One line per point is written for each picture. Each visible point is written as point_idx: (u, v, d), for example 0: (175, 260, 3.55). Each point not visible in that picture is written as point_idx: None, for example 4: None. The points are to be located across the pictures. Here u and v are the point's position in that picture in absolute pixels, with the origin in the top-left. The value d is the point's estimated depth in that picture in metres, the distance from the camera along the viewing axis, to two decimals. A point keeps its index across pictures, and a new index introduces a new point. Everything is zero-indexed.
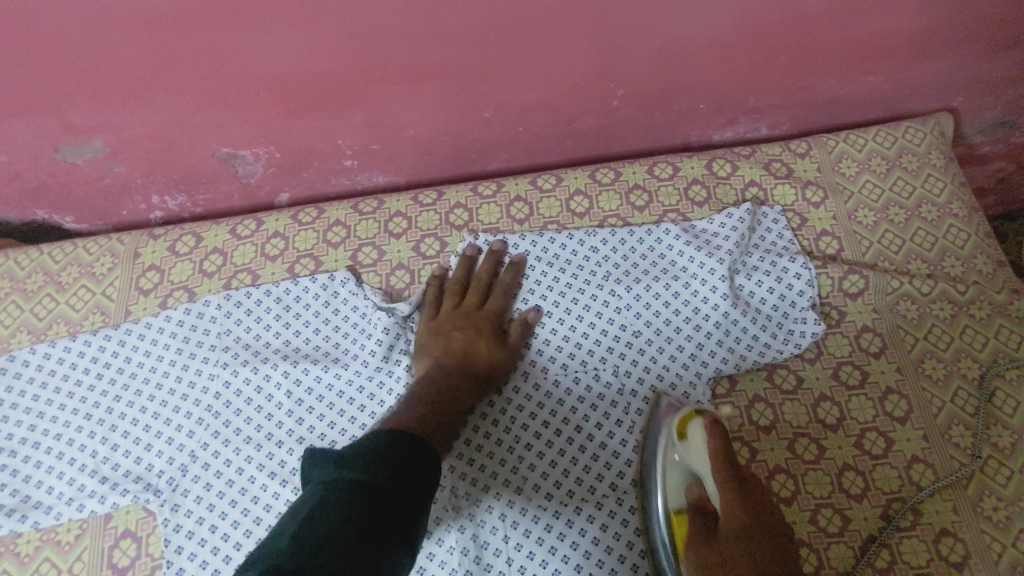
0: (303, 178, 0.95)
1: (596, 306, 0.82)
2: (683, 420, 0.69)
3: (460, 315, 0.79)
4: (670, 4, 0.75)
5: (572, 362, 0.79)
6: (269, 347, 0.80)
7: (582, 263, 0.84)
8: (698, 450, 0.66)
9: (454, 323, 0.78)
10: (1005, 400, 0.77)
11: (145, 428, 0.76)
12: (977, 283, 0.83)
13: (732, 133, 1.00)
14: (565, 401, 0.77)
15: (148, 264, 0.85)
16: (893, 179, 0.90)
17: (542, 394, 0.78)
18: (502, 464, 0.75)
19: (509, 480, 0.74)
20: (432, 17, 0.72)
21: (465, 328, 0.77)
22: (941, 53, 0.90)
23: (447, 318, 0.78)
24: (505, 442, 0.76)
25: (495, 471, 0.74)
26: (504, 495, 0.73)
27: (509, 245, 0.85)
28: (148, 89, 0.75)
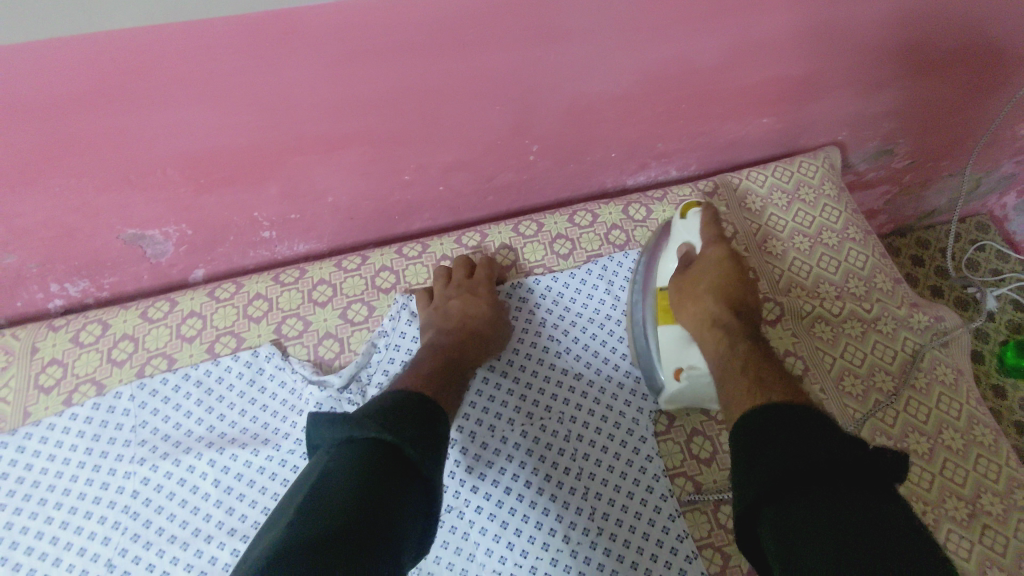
0: (220, 253, 0.91)
1: (536, 354, 0.85)
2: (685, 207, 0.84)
3: (450, 287, 0.83)
4: (576, 65, 0.78)
5: (517, 416, 0.80)
6: (192, 436, 0.75)
7: (517, 314, 0.87)
8: (697, 224, 0.81)
9: (449, 296, 0.81)
10: (919, 408, 0.82)
11: (51, 541, 0.69)
12: (880, 301, 0.89)
13: (645, 176, 1.05)
14: (513, 457, 0.77)
15: (48, 358, 0.78)
16: (795, 211, 0.96)
17: (491, 451, 0.77)
18: (453, 531, 0.73)
19: (462, 547, 0.72)
20: (343, 87, 0.72)
21: (460, 294, 0.81)
22: (824, 95, 0.98)
23: (442, 296, 0.82)
24: (454, 508, 0.74)
25: (447, 539, 0.72)
26: (459, 563, 0.71)
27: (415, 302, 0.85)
28: (41, 173, 0.70)
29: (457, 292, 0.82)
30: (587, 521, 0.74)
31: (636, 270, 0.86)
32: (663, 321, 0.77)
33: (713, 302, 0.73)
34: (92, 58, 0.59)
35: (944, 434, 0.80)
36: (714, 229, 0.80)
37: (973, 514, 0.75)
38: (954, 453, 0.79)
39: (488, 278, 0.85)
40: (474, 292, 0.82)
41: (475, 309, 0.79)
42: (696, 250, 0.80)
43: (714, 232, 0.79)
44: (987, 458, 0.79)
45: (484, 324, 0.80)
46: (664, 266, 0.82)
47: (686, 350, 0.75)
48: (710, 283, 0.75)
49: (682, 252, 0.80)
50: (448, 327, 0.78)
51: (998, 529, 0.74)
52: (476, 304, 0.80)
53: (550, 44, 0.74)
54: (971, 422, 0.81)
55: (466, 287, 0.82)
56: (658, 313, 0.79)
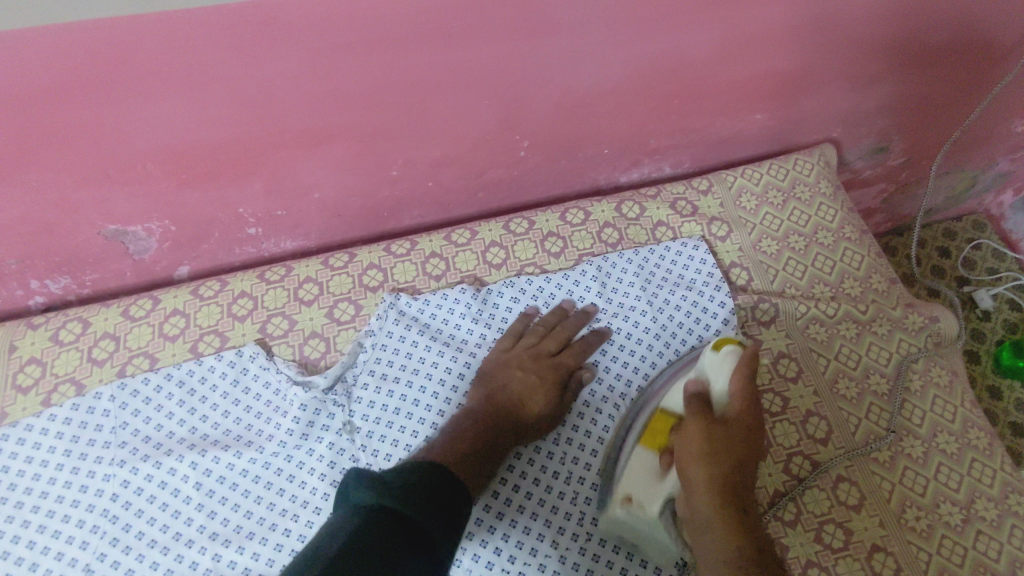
0: (205, 250, 0.90)
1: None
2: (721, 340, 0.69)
3: (530, 356, 0.77)
4: (566, 59, 0.77)
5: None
6: (173, 437, 0.74)
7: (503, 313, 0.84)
8: (722, 369, 0.67)
9: (515, 365, 0.76)
10: (913, 411, 0.81)
11: (28, 545, 0.67)
12: (874, 302, 0.88)
13: (638, 174, 1.04)
14: (501, 461, 0.75)
15: (27, 357, 0.77)
16: (790, 209, 0.94)
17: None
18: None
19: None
20: (327, 80, 0.70)
21: (531, 372, 0.76)
22: (819, 91, 0.96)
23: (508, 360, 0.77)
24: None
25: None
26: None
27: (401, 301, 0.83)
28: (17, 168, 0.69)
29: (523, 365, 0.76)
30: (576, 526, 0.72)
31: (652, 385, 0.76)
32: (647, 447, 0.67)
33: (700, 470, 0.59)
34: (65, 49, 0.58)
35: (939, 438, 0.79)
36: (743, 392, 0.65)
37: (967, 519, 0.74)
38: (948, 457, 0.78)
39: (563, 363, 0.78)
40: (544, 377, 0.76)
41: (534, 394, 0.74)
42: (711, 395, 0.67)
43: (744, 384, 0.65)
44: (982, 462, 0.78)
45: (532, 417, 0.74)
46: (671, 394, 0.70)
47: (655, 484, 0.65)
48: (705, 474, 0.58)
49: (696, 389, 0.67)
50: (497, 402, 0.73)
51: (992, 534, 0.74)
52: (538, 392, 0.75)
53: (539, 37, 0.72)
54: (966, 426, 0.80)
55: (535, 365, 0.77)
56: (647, 433, 0.69)
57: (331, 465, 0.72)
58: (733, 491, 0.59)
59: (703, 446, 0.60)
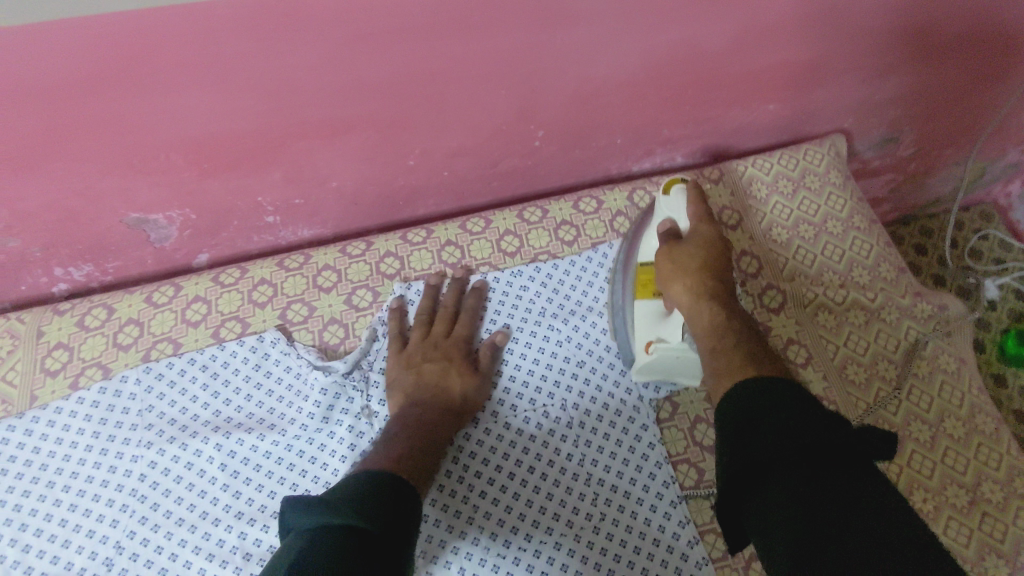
0: (224, 238, 0.91)
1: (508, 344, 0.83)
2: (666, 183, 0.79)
3: (429, 345, 0.79)
4: (582, 50, 0.78)
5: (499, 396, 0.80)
6: (198, 420, 0.75)
7: (506, 298, 0.86)
8: (680, 206, 0.76)
9: (426, 357, 0.78)
10: (920, 396, 0.82)
11: (60, 523, 0.70)
12: (884, 290, 0.89)
13: (650, 163, 1.05)
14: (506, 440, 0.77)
15: (53, 342, 0.78)
16: (800, 199, 0.96)
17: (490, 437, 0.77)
18: (445, 513, 0.73)
19: (458, 527, 0.72)
20: (349, 71, 0.71)
21: (436, 358, 0.78)
22: (831, 81, 0.97)
23: (418, 351, 0.79)
24: (451, 490, 0.74)
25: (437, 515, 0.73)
26: (454, 544, 0.71)
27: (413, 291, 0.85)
28: (45, 156, 0.70)
29: (431, 353, 0.78)
30: (590, 506, 0.74)
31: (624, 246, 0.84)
32: (643, 296, 0.77)
33: (695, 283, 0.71)
34: (96, 40, 0.59)
35: (947, 423, 0.80)
36: (703, 216, 0.75)
37: (974, 502, 0.76)
38: (956, 441, 0.79)
39: (465, 339, 0.80)
40: (450, 357, 0.78)
41: (450, 379, 0.76)
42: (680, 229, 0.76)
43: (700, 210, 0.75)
44: (988, 446, 0.80)
45: (456, 398, 0.76)
46: (647, 243, 0.79)
47: (660, 324, 0.76)
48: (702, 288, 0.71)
49: (665, 228, 0.76)
50: (418, 395, 0.75)
51: (998, 516, 0.75)
52: (451, 374, 0.77)
53: (557, 28, 0.74)
54: (973, 410, 0.82)
55: (444, 350, 0.79)
56: (637, 287, 0.79)
57: (352, 447, 0.74)
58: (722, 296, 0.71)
59: (695, 300, 0.70)
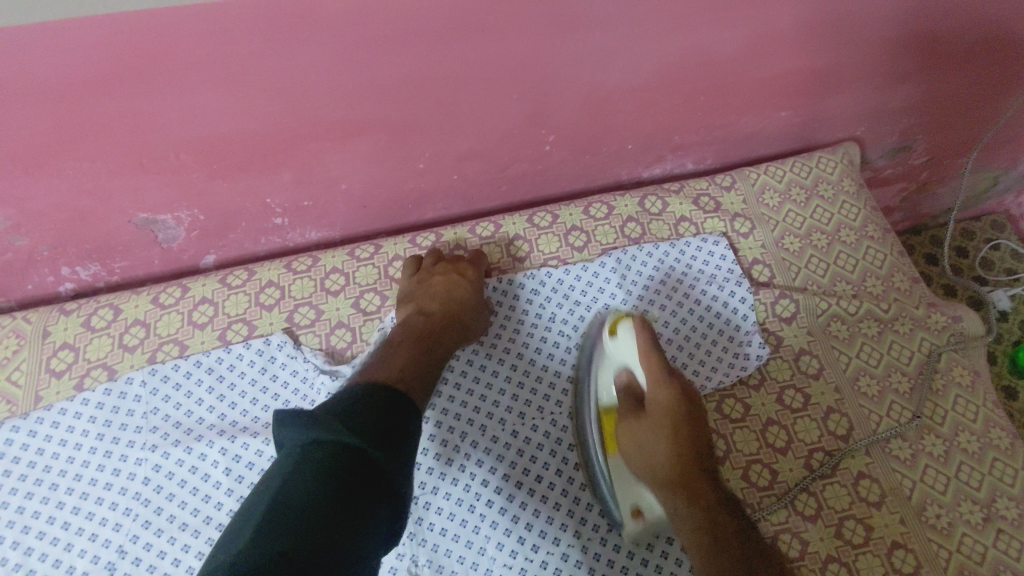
0: (231, 239, 0.91)
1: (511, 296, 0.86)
2: (614, 321, 0.76)
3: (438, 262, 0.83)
4: (595, 55, 0.77)
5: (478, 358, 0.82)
6: (203, 424, 0.75)
7: (515, 303, 0.86)
8: (630, 345, 0.74)
9: (435, 270, 0.81)
10: (933, 410, 0.81)
11: (62, 525, 0.69)
12: (897, 300, 0.88)
13: (661, 169, 1.04)
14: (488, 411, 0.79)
15: (59, 342, 0.78)
16: (813, 207, 0.94)
17: (474, 413, 0.79)
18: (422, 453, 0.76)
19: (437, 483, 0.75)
20: (360, 74, 0.71)
21: (447, 272, 0.81)
22: (846, 89, 0.96)
23: (427, 269, 0.83)
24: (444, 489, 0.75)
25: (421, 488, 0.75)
26: (451, 528, 0.73)
27: None
28: (53, 156, 0.70)
29: (442, 268, 0.82)
30: (596, 517, 0.74)
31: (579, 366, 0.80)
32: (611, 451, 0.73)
33: (660, 448, 0.69)
34: (106, 40, 0.58)
35: (960, 437, 0.79)
36: (653, 353, 0.71)
37: (987, 518, 0.74)
38: (969, 456, 0.78)
39: (474, 266, 0.84)
40: (458, 273, 0.82)
41: (460, 287, 0.80)
42: (638, 379, 0.74)
43: (654, 361, 0.71)
44: (1002, 461, 0.78)
45: (464, 311, 0.79)
46: (605, 390, 0.76)
47: (633, 483, 0.71)
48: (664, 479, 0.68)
49: (624, 380, 0.75)
50: (427, 304, 0.78)
51: (1012, 533, 0.74)
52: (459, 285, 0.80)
53: (571, 33, 0.73)
54: (987, 425, 0.80)
55: (454, 266, 0.83)
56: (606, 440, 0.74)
57: None
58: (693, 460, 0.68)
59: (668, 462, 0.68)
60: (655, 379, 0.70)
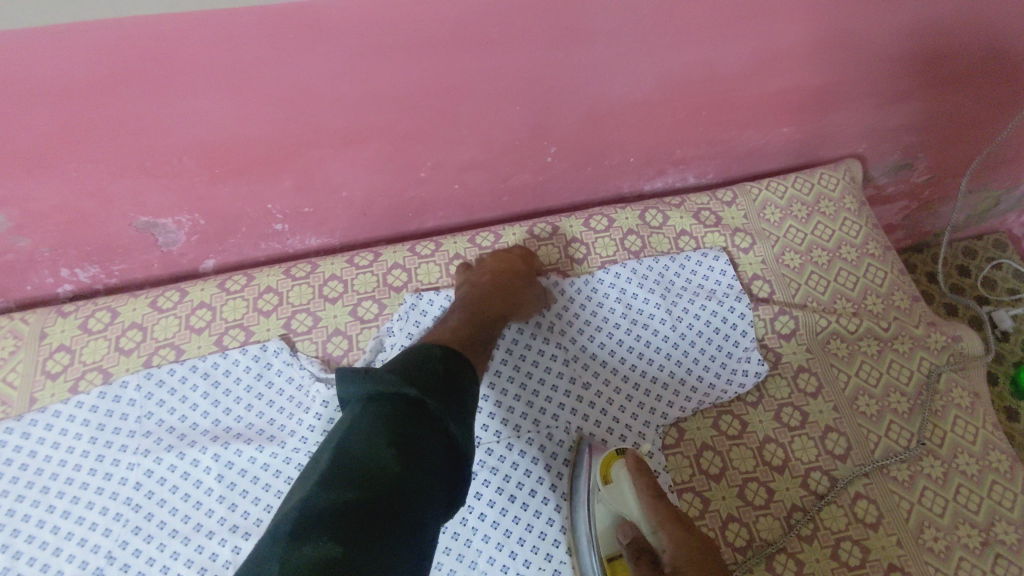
0: (231, 244, 0.91)
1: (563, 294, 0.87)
2: (605, 461, 0.72)
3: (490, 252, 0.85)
4: (598, 68, 0.77)
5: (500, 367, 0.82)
6: (197, 429, 0.74)
7: None
8: (624, 486, 0.69)
9: (485, 258, 0.83)
10: (933, 431, 0.80)
11: (52, 529, 0.69)
12: (897, 319, 0.88)
13: (662, 183, 1.04)
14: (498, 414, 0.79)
15: (56, 344, 0.78)
16: (814, 224, 0.94)
17: None
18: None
19: None
20: (363, 83, 0.71)
21: (494, 259, 0.83)
22: (849, 106, 0.96)
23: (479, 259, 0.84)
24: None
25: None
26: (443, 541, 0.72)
27: (423, 300, 0.83)
28: (56, 157, 0.70)
29: (493, 255, 0.84)
30: None
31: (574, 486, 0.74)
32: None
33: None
34: (112, 44, 0.59)
35: (960, 459, 0.79)
36: (660, 505, 0.65)
37: (985, 542, 0.74)
38: (968, 479, 0.77)
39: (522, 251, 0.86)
40: (504, 255, 0.84)
41: (508, 269, 0.81)
42: (643, 527, 0.67)
43: (654, 500, 0.66)
44: (1001, 485, 0.77)
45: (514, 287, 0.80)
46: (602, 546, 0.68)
47: None
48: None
49: (629, 535, 0.68)
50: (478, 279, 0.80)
51: (1011, 558, 0.73)
52: (507, 264, 0.82)
53: (574, 46, 0.73)
54: (986, 447, 0.80)
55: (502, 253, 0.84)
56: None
57: None
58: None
59: None
60: (661, 518, 0.65)
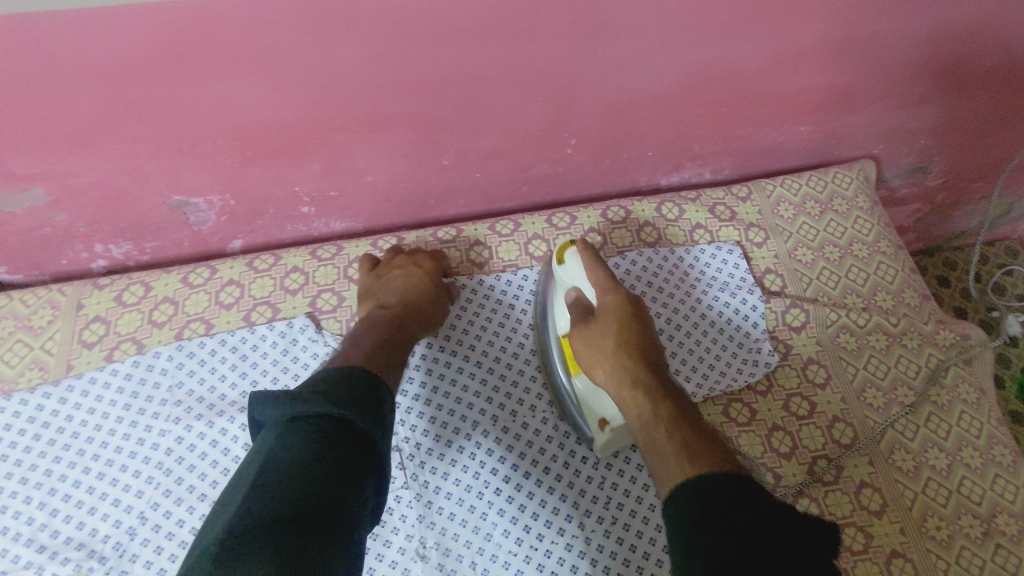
0: (259, 225, 0.94)
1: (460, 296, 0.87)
2: (561, 249, 0.80)
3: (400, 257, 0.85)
4: (621, 62, 0.80)
5: (438, 354, 0.84)
6: (225, 400, 0.77)
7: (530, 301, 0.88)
8: (576, 271, 0.77)
9: (394, 266, 0.83)
10: (938, 424, 0.82)
11: (88, 490, 0.72)
12: (906, 315, 0.90)
13: (678, 178, 1.06)
14: (455, 410, 0.80)
15: (92, 315, 0.81)
16: (827, 221, 0.96)
17: (480, 407, 0.81)
18: (408, 443, 0.78)
19: (440, 467, 0.77)
20: (395, 71, 0.73)
21: (404, 266, 0.83)
22: (864, 107, 0.98)
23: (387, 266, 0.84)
24: (449, 475, 0.76)
25: (421, 476, 0.76)
26: (459, 514, 0.74)
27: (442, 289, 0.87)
28: (98, 135, 0.73)
29: (402, 263, 0.84)
30: (601, 510, 0.75)
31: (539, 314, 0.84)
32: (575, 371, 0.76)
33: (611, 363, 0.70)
34: (159, 25, 0.62)
35: (964, 453, 0.80)
36: (600, 271, 0.76)
37: (987, 532, 0.76)
38: (972, 471, 0.79)
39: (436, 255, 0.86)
40: (419, 265, 0.84)
41: (414, 280, 0.81)
42: (586, 296, 0.76)
43: (601, 276, 0.75)
44: (1005, 478, 0.79)
45: (423, 299, 0.80)
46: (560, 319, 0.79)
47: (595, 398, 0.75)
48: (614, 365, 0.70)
49: (573, 297, 0.77)
50: (388, 297, 0.79)
51: (1012, 549, 0.75)
52: (420, 278, 0.82)
53: (599, 39, 0.75)
54: (991, 441, 0.82)
55: (411, 261, 0.84)
56: (568, 364, 0.78)
57: None
58: (641, 353, 0.71)
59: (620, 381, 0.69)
60: (600, 281, 0.75)
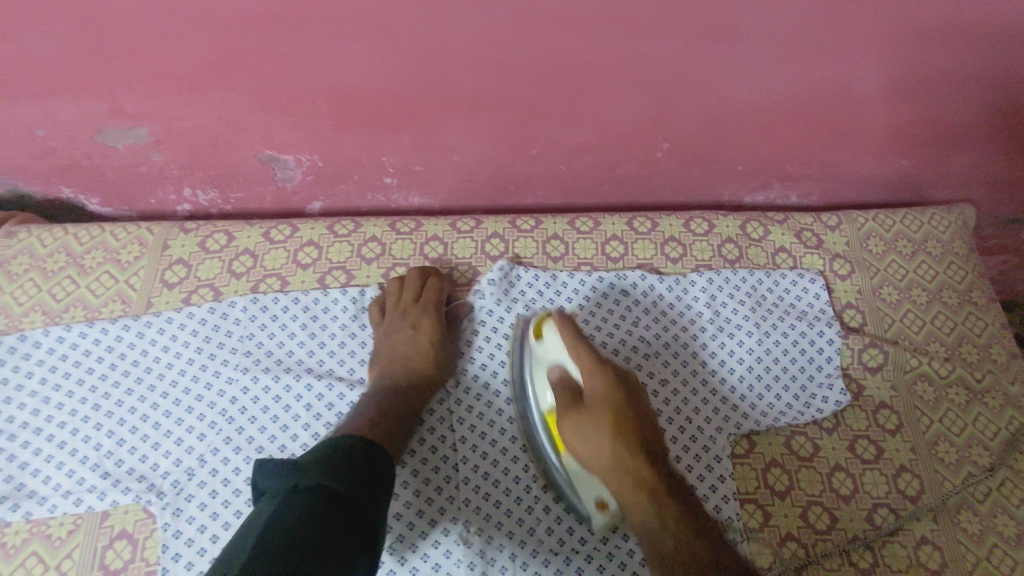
0: (341, 190, 0.94)
1: (498, 313, 0.83)
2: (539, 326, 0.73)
3: (399, 312, 0.79)
4: (731, 69, 0.77)
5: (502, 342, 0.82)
6: (293, 357, 0.78)
7: (604, 301, 0.86)
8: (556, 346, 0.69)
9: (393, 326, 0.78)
10: (1012, 490, 0.78)
11: (154, 425, 0.74)
12: (991, 371, 0.85)
13: (764, 197, 1.03)
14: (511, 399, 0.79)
15: (175, 257, 0.83)
16: (918, 262, 0.92)
17: None
18: (463, 423, 0.77)
19: (489, 454, 0.76)
20: (502, 51, 0.73)
21: (403, 329, 0.77)
22: (976, 148, 0.93)
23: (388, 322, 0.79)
24: (500, 463, 0.76)
25: (472, 460, 0.75)
26: (503, 502, 0.74)
27: (514, 274, 0.86)
28: (206, 81, 0.74)
29: (400, 321, 0.78)
30: None
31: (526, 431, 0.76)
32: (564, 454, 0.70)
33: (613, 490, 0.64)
34: None
35: None
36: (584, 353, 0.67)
37: None
38: None
39: (438, 303, 0.80)
40: (417, 326, 0.78)
41: (415, 346, 0.77)
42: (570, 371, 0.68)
43: (587, 357, 0.66)
44: None
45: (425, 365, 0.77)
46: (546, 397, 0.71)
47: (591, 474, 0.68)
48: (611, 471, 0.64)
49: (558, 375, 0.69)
50: (391, 366, 0.76)
51: None
52: (420, 343, 0.77)
53: (713, 42, 0.73)
54: None
55: (410, 317, 0.78)
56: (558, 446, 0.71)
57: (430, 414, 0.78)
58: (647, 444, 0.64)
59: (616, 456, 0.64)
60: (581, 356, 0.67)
